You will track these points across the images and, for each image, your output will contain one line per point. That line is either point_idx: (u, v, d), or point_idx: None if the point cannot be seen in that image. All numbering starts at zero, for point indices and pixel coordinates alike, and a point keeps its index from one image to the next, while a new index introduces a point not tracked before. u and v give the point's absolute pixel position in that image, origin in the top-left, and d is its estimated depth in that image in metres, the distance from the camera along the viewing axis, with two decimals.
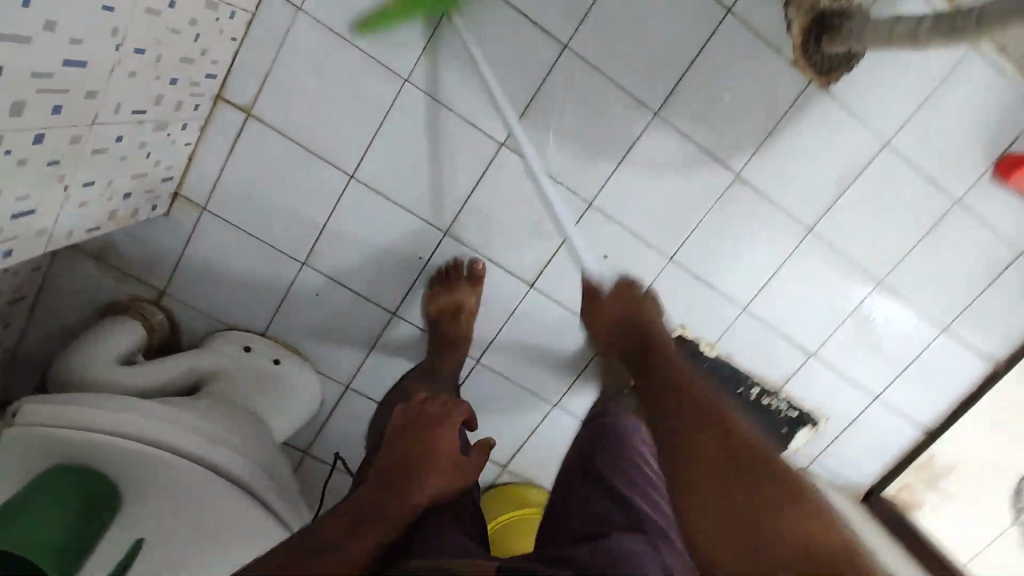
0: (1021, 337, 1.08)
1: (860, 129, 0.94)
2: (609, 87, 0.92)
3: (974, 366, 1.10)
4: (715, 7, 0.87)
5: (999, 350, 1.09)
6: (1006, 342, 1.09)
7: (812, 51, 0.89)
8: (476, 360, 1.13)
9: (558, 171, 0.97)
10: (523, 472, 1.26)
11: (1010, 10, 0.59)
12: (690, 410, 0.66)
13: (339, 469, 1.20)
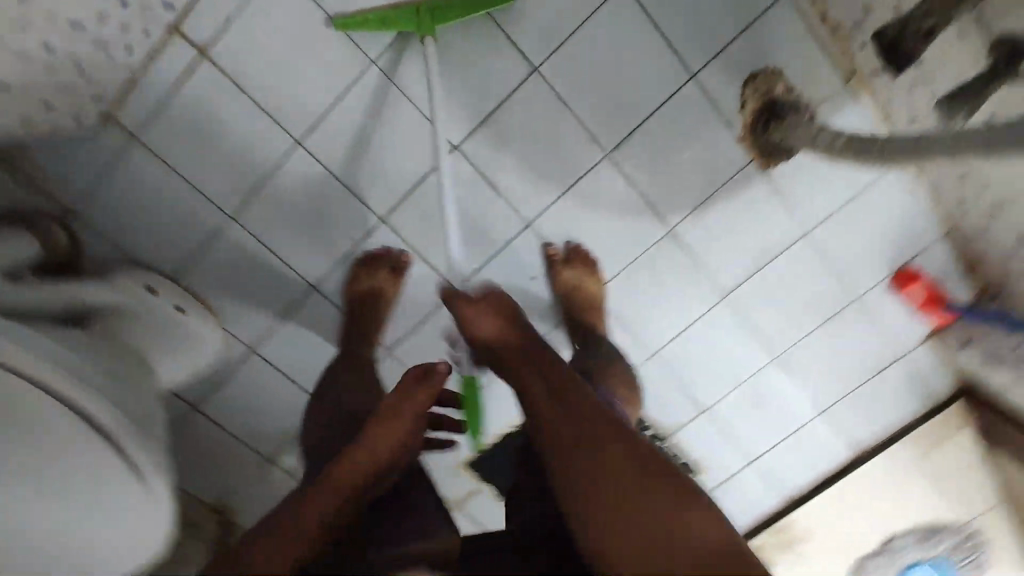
0: (890, 430, 1.22)
1: (783, 217, 1.04)
2: (572, 121, 0.95)
3: (843, 448, 1.24)
4: (685, 73, 0.93)
5: (867, 438, 1.23)
6: (874, 432, 1.22)
7: (758, 133, 0.97)
8: (387, 351, 1.11)
9: (508, 186, 0.99)
10: None
11: (901, 149, 0.64)
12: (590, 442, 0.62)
13: (225, 431, 1.14)
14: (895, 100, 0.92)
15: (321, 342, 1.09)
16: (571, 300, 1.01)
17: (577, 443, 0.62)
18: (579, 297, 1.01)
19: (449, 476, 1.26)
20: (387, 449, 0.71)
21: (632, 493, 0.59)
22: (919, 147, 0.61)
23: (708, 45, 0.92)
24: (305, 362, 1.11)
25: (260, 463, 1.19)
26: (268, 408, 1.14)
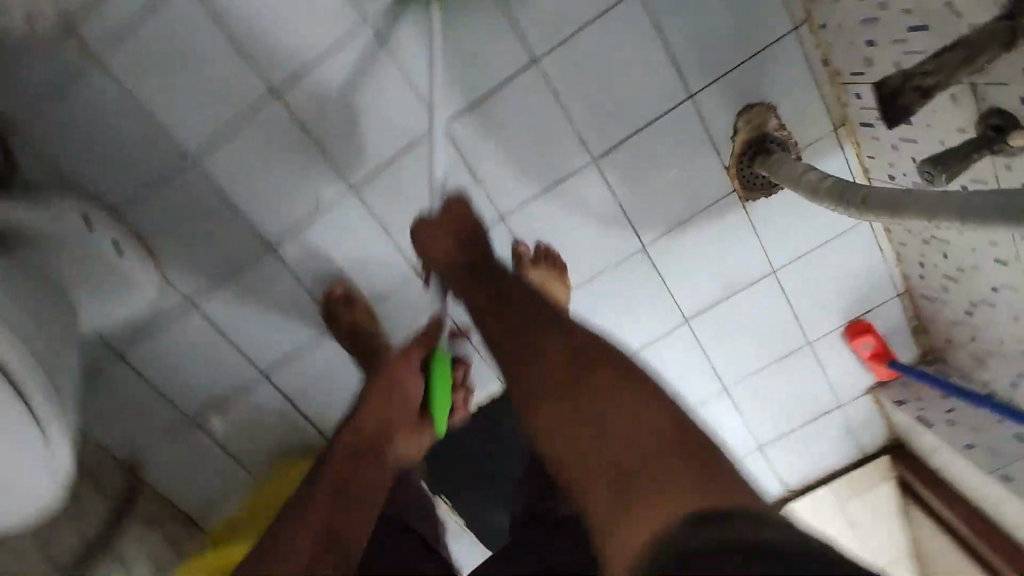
0: (834, 464, 1.24)
1: (754, 253, 1.04)
2: (563, 119, 0.93)
3: (787, 481, 1.26)
4: (683, 92, 0.92)
5: (812, 472, 1.25)
6: (818, 467, 1.25)
7: (745, 165, 0.97)
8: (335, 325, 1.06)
9: (487, 175, 0.96)
10: None
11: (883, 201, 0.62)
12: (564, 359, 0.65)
13: (146, 384, 1.07)
14: (878, 157, 0.94)
15: (266, 306, 1.03)
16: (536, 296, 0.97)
17: (545, 372, 0.65)
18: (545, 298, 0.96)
19: None
20: (376, 418, 0.81)
21: (595, 402, 0.60)
22: (897, 201, 0.60)
23: (710, 68, 0.91)
24: (245, 325, 1.04)
25: (180, 424, 1.12)
26: (197, 367, 1.07)
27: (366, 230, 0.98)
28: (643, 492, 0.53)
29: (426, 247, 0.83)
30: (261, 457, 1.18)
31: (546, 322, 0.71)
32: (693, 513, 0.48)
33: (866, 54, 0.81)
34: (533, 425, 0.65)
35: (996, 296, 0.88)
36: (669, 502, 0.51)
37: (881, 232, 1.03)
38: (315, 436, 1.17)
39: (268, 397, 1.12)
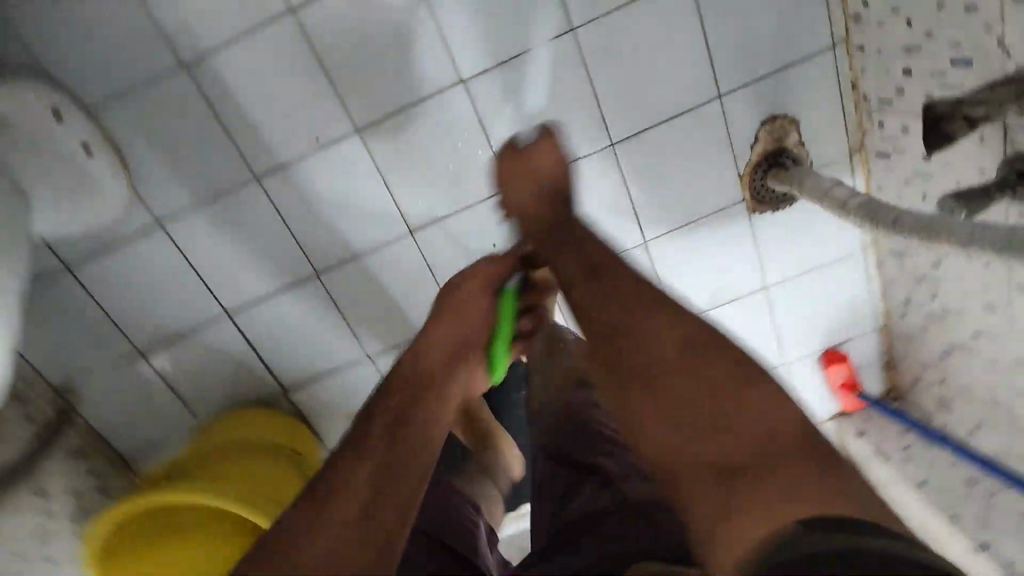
0: None
1: (751, 265, 1.04)
2: (589, 97, 0.90)
3: None
4: (713, 90, 0.90)
5: None
6: None
7: (758, 176, 0.97)
8: (314, 273, 1.00)
9: (500, 141, 0.92)
10: (299, 408, 1.12)
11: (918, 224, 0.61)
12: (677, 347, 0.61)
13: (94, 305, 0.98)
14: (886, 189, 0.94)
15: (243, 241, 0.96)
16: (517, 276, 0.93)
17: (642, 363, 0.61)
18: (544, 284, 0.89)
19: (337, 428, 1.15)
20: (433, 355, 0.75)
21: (712, 394, 0.58)
22: (931, 226, 0.59)
23: (744, 71, 0.89)
24: (216, 258, 0.96)
25: (126, 352, 1.03)
26: (156, 294, 0.99)
27: (365, 178, 0.93)
28: (764, 496, 0.51)
29: (515, 206, 0.80)
30: (211, 402, 1.10)
31: (634, 296, 0.66)
32: (816, 519, 0.47)
33: (900, 83, 0.81)
34: (625, 413, 0.61)
35: (974, 343, 0.88)
36: (789, 509, 0.49)
37: (874, 265, 1.04)
38: (273, 388, 1.10)
39: (229, 339, 1.04)
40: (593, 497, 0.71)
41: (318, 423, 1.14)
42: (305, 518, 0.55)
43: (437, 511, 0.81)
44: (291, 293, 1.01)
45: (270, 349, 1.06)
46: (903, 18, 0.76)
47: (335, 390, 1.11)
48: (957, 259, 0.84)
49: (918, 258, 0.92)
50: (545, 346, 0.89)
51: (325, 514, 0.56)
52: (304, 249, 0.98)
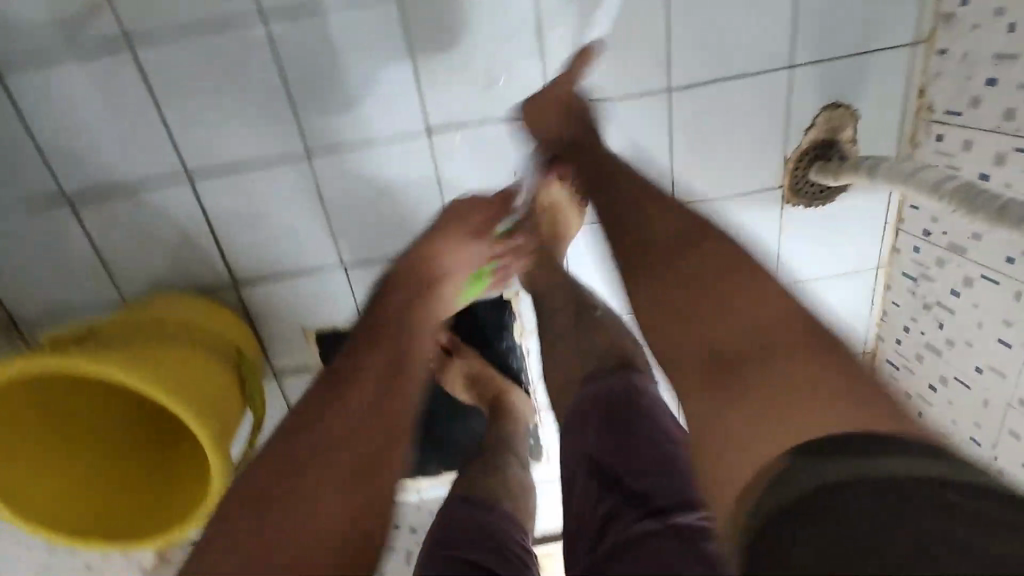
0: None
1: (767, 258, 0.97)
2: (659, 28, 0.82)
3: None
4: (785, 58, 0.84)
5: None
6: None
7: (802, 164, 0.91)
8: (305, 152, 0.86)
9: (551, 51, 0.83)
10: (243, 307, 0.96)
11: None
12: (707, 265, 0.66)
13: (19, 121, 0.80)
14: (921, 208, 0.90)
15: (230, 92, 0.81)
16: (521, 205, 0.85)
17: (642, 248, 0.71)
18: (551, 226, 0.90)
19: (281, 342, 1.00)
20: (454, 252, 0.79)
21: (720, 302, 0.64)
22: None
23: (823, 45, 0.83)
24: (193, 103, 0.82)
25: (49, 190, 0.85)
26: (106, 130, 0.82)
27: (394, 53, 0.81)
28: (787, 396, 0.55)
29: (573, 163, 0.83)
30: (138, 278, 0.92)
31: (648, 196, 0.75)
32: (838, 438, 0.50)
33: (977, 93, 0.78)
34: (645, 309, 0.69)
35: (972, 379, 0.85)
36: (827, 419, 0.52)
37: (881, 288, 1.01)
38: (218, 278, 0.94)
39: (181, 206, 0.88)
40: (627, 529, 0.56)
41: (262, 330, 0.98)
42: (287, 483, 0.57)
43: (472, 531, 0.71)
44: (272, 169, 0.87)
45: (227, 229, 0.90)
46: (1005, 23, 0.73)
47: (291, 295, 0.96)
48: (983, 288, 0.81)
49: (935, 283, 0.90)
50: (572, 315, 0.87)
51: (309, 475, 0.58)
52: (301, 122, 0.84)
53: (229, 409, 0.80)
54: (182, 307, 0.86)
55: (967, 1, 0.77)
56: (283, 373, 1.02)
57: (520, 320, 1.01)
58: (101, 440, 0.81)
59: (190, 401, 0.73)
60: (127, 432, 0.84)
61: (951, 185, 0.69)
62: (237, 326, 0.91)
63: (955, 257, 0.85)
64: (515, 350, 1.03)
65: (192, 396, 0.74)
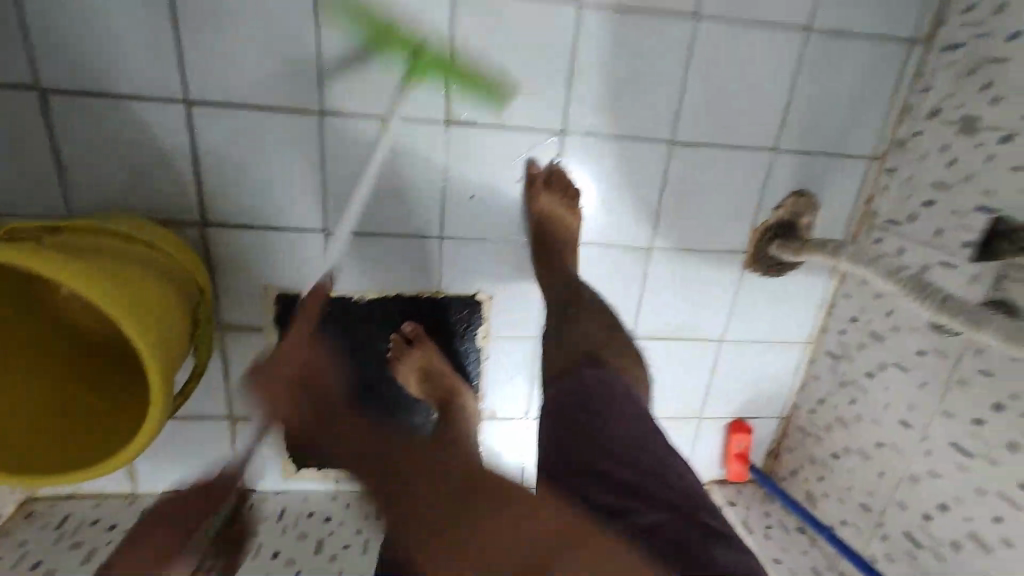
0: None
1: (720, 314, 1.07)
2: (674, 87, 0.90)
3: None
4: (772, 142, 0.95)
5: None
6: None
7: (765, 238, 1.01)
8: (320, 110, 0.85)
9: (578, 80, 0.88)
10: (205, 251, 0.90)
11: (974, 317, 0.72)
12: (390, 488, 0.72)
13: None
14: (853, 297, 1.03)
15: (259, 31, 0.80)
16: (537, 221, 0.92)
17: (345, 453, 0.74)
18: (552, 232, 0.93)
19: (236, 296, 0.94)
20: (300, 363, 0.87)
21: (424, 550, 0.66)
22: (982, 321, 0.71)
23: (802, 139, 0.95)
24: (216, 31, 0.79)
25: (23, 81, 0.78)
26: (110, 35, 0.77)
27: (433, 41, 0.84)
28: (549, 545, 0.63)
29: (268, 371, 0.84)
30: (95, 197, 0.85)
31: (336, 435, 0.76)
32: None
33: (915, 210, 0.92)
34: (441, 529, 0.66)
35: (872, 452, 0.99)
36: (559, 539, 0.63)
37: (806, 360, 1.12)
38: (186, 216, 0.88)
39: (169, 134, 0.83)
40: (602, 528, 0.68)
41: (219, 280, 0.93)
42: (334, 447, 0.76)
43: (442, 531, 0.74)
44: (280, 118, 0.85)
45: (213, 166, 0.86)
46: (947, 158, 0.88)
47: (261, 249, 0.92)
48: (893, 375, 0.95)
49: (854, 363, 1.03)
50: (561, 317, 0.88)
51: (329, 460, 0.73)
52: (323, 80, 0.84)
53: (159, 296, 0.73)
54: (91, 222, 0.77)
55: (919, 132, 0.92)
56: (229, 329, 0.96)
57: (486, 324, 1.02)
58: (49, 417, 0.74)
59: (98, 283, 0.65)
60: (78, 404, 0.77)
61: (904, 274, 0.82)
62: (157, 228, 0.82)
63: (873, 344, 0.99)
64: (475, 353, 1.04)
65: (104, 279, 0.66)
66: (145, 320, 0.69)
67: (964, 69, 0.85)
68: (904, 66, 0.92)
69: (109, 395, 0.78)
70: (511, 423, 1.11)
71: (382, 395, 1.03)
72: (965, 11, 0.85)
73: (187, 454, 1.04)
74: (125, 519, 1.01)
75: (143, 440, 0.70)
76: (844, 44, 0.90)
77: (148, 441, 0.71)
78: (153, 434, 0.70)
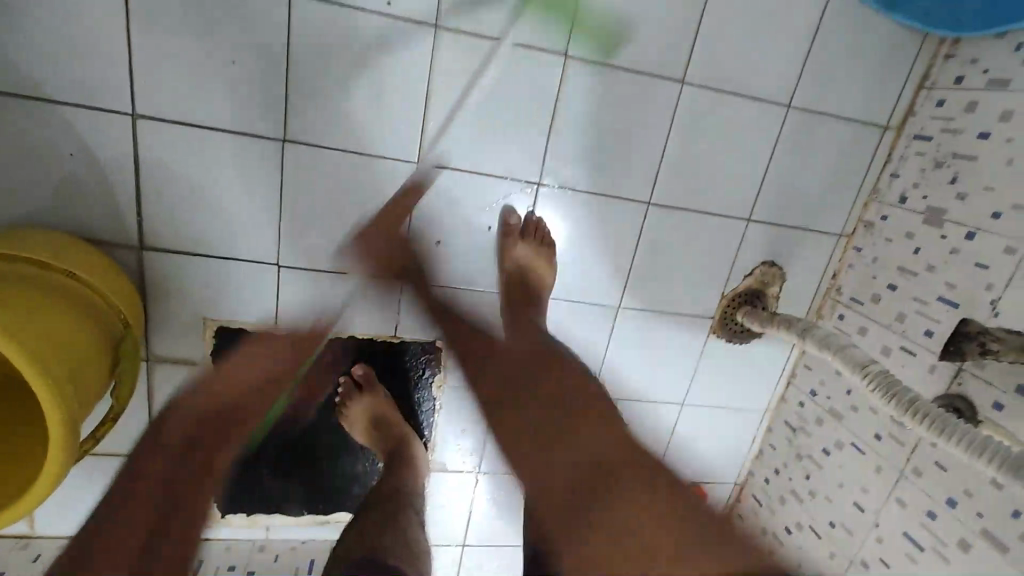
0: None
1: (682, 377, 1.04)
2: (654, 148, 0.89)
3: None
4: (746, 213, 0.95)
5: None
6: None
7: (732, 306, 1.00)
8: (283, 139, 0.79)
9: (559, 132, 0.86)
10: (139, 275, 0.82)
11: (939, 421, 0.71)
12: (575, 411, 0.76)
13: None
14: (813, 369, 1.03)
15: (222, 48, 0.74)
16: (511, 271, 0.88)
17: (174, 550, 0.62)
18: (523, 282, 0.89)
19: (170, 326, 0.86)
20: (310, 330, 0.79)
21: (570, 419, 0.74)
22: (947, 424, 0.70)
23: (775, 213, 0.95)
24: (175, 42, 0.73)
25: None
26: (52, 32, 0.70)
27: (412, 78, 0.80)
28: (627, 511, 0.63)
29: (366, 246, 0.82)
30: (13, 206, 0.76)
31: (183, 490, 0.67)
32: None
33: (879, 292, 0.93)
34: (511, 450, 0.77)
35: (824, 530, 0.98)
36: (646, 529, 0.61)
37: (763, 428, 1.11)
38: (122, 235, 0.80)
39: (109, 145, 0.76)
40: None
41: (152, 307, 0.85)
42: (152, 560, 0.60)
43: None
44: (236, 142, 0.78)
45: (157, 184, 0.78)
46: (912, 246, 0.89)
47: (204, 278, 0.84)
48: (849, 454, 0.94)
49: (811, 438, 1.02)
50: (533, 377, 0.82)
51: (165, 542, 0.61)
52: (289, 109, 0.78)
53: (72, 331, 0.65)
54: (12, 240, 0.69)
55: (886, 217, 0.94)
56: (159, 361, 0.88)
57: (443, 373, 0.97)
58: None
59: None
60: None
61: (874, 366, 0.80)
62: (87, 252, 0.74)
63: (832, 421, 0.98)
64: (429, 402, 0.98)
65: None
66: (49, 362, 0.61)
67: (933, 161, 0.87)
68: (876, 150, 0.93)
69: (23, 427, 0.70)
70: (461, 476, 1.05)
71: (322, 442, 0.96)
72: (936, 105, 0.88)
73: (94, 494, 0.93)
74: (14, 567, 0.89)
75: (45, 483, 0.61)
76: (821, 123, 0.91)
77: (50, 486, 0.62)
78: (59, 474, 0.62)
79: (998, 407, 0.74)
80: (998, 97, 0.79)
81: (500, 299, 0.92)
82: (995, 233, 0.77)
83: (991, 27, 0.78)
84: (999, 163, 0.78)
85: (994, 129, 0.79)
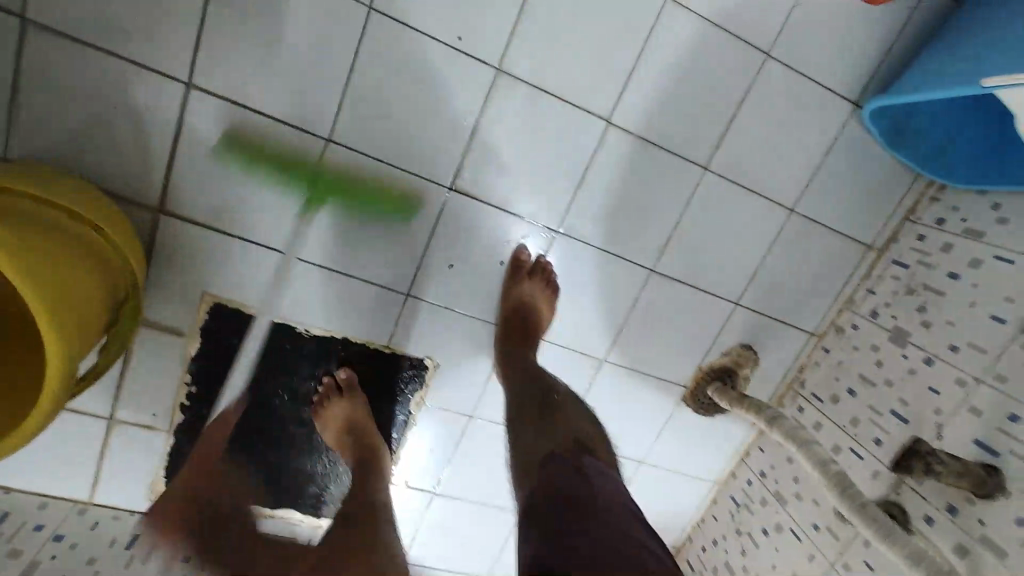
0: None
1: (649, 434, 1.09)
2: (668, 220, 0.95)
3: None
4: (736, 297, 1.01)
5: None
6: None
7: (705, 381, 1.06)
8: (328, 138, 0.81)
9: (587, 186, 0.90)
10: (146, 233, 0.81)
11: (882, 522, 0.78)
12: None
13: None
14: (766, 452, 1.09)
15: (291, 41, 0.76)
16: (513, 307, 0.91)
17: None
18: (524, 319, 0.92)
19: (166, 292, 0.85)
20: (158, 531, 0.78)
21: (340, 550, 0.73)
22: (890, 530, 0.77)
23: (761, 302, 1.02)
24: (247, 27, 0.74)
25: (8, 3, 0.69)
26: None
27: (465, 108, 0.83)
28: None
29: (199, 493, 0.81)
30: (39, 144, 0.75)
31: None
32: None
33: (839, 393, 1.01)
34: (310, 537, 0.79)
35: None
36: None
37: (708, 499, 1.17)
38: (142, 193, 0.79)
39: (156, 106, 0.76)
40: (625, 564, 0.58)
41: (154, 270, 0.83)
42: None
43: None
44: (279, 131, 0.80)
45: (192, 152, 0.79)
46: (875, 358, 0.97)
47: (213, 253, 0.84)
48: (785, 538, 1.01)
49: (752, 517, 1.08)
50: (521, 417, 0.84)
51: None
52: (342, 112, 0.80)
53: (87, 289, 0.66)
54: (36, 177, 0.68)
55: (856, 326, 1.02)
56: (145, 324, 0.86)
57: (424, 390, 0.98)
58: None
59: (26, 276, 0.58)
60: None
61: (832, 466, 0.86)
62: (101, 199, 0.73)
63: (775, 503, 1.04)
64: (404, 416, 0.99)
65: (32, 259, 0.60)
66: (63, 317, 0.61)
67: (906, 287, 0.96)
68: (858, 265, 1.02)
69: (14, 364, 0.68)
70: (416, 491, 1.06)
71: (284, 434, 0.96)
72: (916, 239, 0.97)
73: (40, 448, 0.89)
74: None
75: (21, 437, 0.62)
76: (817, 233, 0.99)
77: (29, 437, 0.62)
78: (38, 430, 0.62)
79: (929, 520, 0.83)
80: (972, 245, 0.89)
81: (497, 330, 0.95)
82: (949, 364, 0.86)
83: (979, 184, 0.88)
84: (963, 302, 0.88)
85: (963, 273, 0.89)
